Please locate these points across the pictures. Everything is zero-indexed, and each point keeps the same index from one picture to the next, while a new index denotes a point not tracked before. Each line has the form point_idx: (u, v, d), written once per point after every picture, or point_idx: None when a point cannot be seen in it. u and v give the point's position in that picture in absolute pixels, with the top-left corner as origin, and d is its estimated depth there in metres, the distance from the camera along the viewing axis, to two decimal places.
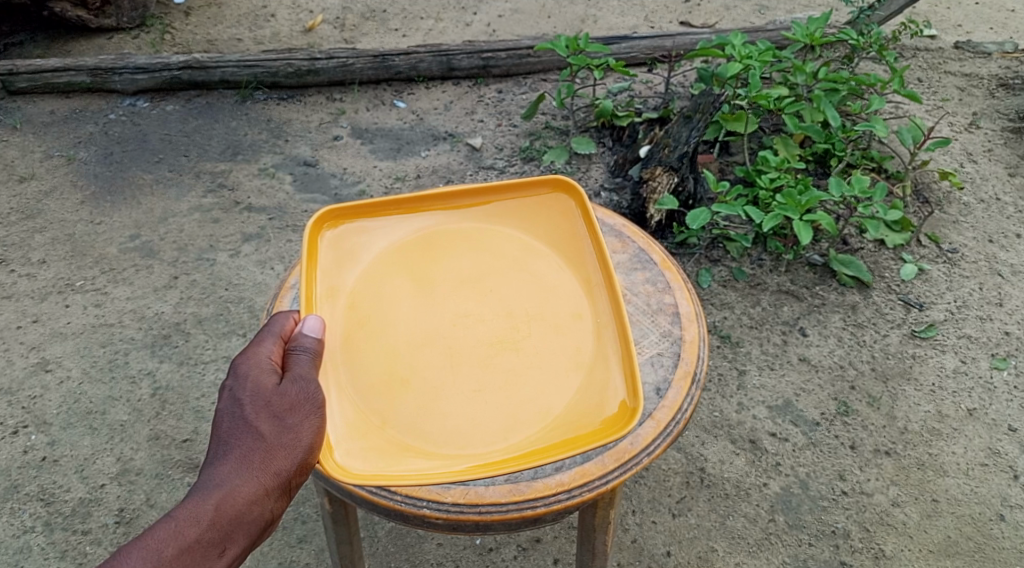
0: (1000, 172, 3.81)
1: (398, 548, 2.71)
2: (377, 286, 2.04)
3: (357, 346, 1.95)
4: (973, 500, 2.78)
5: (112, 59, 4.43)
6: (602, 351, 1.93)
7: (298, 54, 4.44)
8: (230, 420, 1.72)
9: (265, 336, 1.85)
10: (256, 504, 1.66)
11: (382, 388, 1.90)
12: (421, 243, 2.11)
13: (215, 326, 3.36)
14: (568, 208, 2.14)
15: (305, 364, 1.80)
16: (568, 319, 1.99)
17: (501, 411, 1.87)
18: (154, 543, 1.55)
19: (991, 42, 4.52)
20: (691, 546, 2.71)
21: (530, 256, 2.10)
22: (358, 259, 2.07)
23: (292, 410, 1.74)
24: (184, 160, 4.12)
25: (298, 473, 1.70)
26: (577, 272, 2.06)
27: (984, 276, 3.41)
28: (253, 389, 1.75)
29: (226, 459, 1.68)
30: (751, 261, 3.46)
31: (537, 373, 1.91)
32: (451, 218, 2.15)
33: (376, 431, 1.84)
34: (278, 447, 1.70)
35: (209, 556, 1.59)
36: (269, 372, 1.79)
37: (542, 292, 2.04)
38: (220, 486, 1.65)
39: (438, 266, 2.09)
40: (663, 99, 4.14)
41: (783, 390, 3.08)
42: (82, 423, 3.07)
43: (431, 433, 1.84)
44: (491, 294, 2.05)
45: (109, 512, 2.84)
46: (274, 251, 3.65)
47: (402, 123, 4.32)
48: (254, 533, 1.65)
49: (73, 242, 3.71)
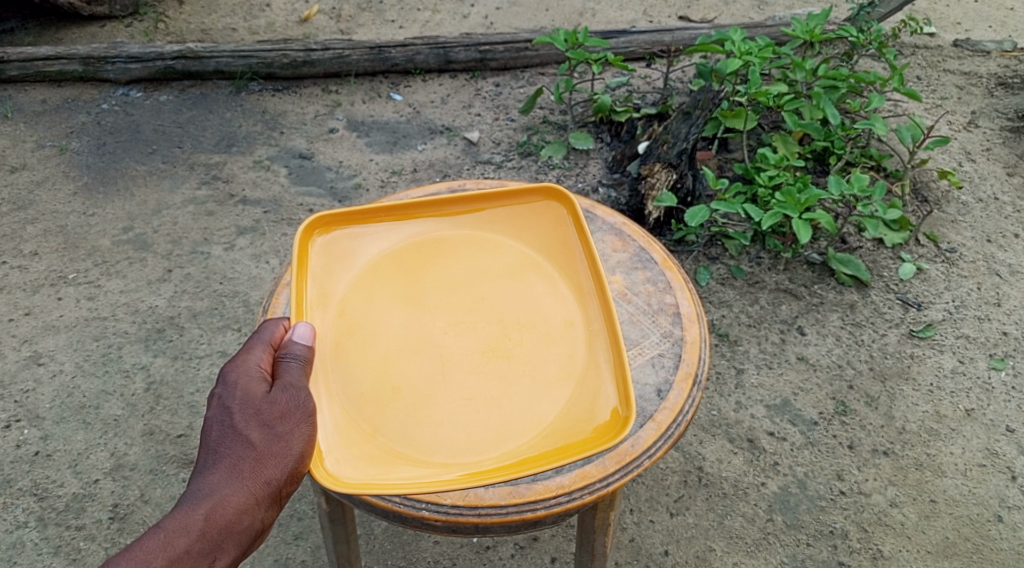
0: (998, 172, 3.81)
1: (394, 546, 2.70)
2: (368, 293, 2.02)
3: (348, 354, 1.92)
4: (970, 501, 2.78)
5: (105, 48, 4.38)
6: (594, 358, 1.91)
7: (294, 45, 4.40)
8: (219, 428, 1.71)
9: (254, 342, 1.81)
10: (246, 514, 1.65)
11: (374, 396, 1.87)
12: (412, 250, 2.10)
13: (209, 321, 3.33)
14: (561, 215, 2.12)
15: (296, 372, 1.77)
16: (561, 327, 1.97)
17: (492, 419, 1.85)
18: (142, 554, 1.54)
19: (990, 40, 4.51)
20: (689, 546, 2.70)
21: (523, 263, 2.08)
22: (350, 264, 2.05)
23: (282, 418, 1.71)
24: (179, 151, 4.08)
25: (288, 482, 1.70)
26: (569, 280, 2.04)
27: (982, 276, 3.41)
28: (243, 397, 1.73)
29: (216, 468, 1.68)
30: (750, 259, 3.45)
31: (529, 381, 1.89)
32: (444, 224, 2.14)
33: (368, 438, 1.81)
34: (269, 456, 1.69)
35: (199, 566, 1.59)
36: (258, 380, 1.76)
37: (535, 300, 2.02)
38: (209, 496, 1.64)
39: (430, 273, 2.07)
40: (662, 94, 4.12)
41: (781, 389, 3.07)
42: (74, 418, 3.04)
43: (423, 442, 1.82)
44: (483, 301, 2.02)
45: (102, 509, 2.81)
46: (270, 245, 3.62)
47: (399, 116, 4.28)
48: (245, 543, 1.65)
49: (65, 234, 3.67)
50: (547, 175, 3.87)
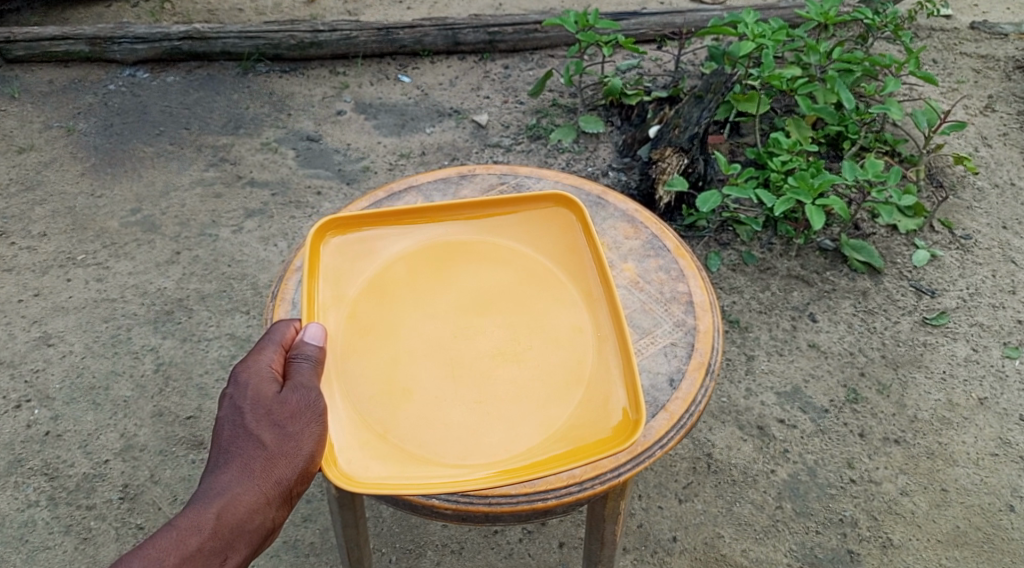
0: (1014, 157, 3.76)
1: (402, 530, 2.69)
2: (378, 296, 2.00)
3: (358, 355, 1.91)
4: (981, 490, 2.76)
5: (111, 28, 4.35)
6: (604, 363, 1.89)
7: (302, 26, 4.37)
8: (230, 427, 1.70)
9: (265, 343, 1.80)
10: (257, 514, 1.64)
11: (384, 399, 1.85)
12: (422, 254, 2.07)
13: (217, 303, 3.31)
14: (570, 221, 2.10)
15: (307, 372, 1.76)
16: (570, 332, 1.95)
17: (502, 425, 1.83)
18: (155, 552, 1.54)
19: (1008, 23, 4.45)
20: (698, 533, 2.69)
21: (533, 269, 2.06)
22: (363, 265, 2.03)
23: (293, 418, 1.70)
24: (186, 132, 4.05)
25: (300, 482, 1.68)
26: (578, 284, 2.02)
27: (997, 263, 3.37)
28: (254, 397, 1.73)
29: (227, 468, 1.67)
30: (761, 245, 3.42)
31: (539, 386, 1.87)
32: (454, 228, 2.12)
33: (377, 441, 1.80)
34: (280, 455, 1.67)
35: (211, 564, 1.58)
36: (269, 381, 1.75)
37: (544, 304, 2.00)
38: (221, 495, 1.63)
39: (440, 277, 2.04)
40: (673, 77, 4.08)
41: (792, 376, 3.05)
42: (84, 399, 3.03)
43: (434, 445, 1.80)
44: (493, 306, 2.00)
45: (113, 490, 2.82)
46: (277, 227, 3.60)
47: (408, 98, 4.25)
48: (256, 542, 1.64)
49: (73, 215, 3.65)
50: (557, 159, 3.84)
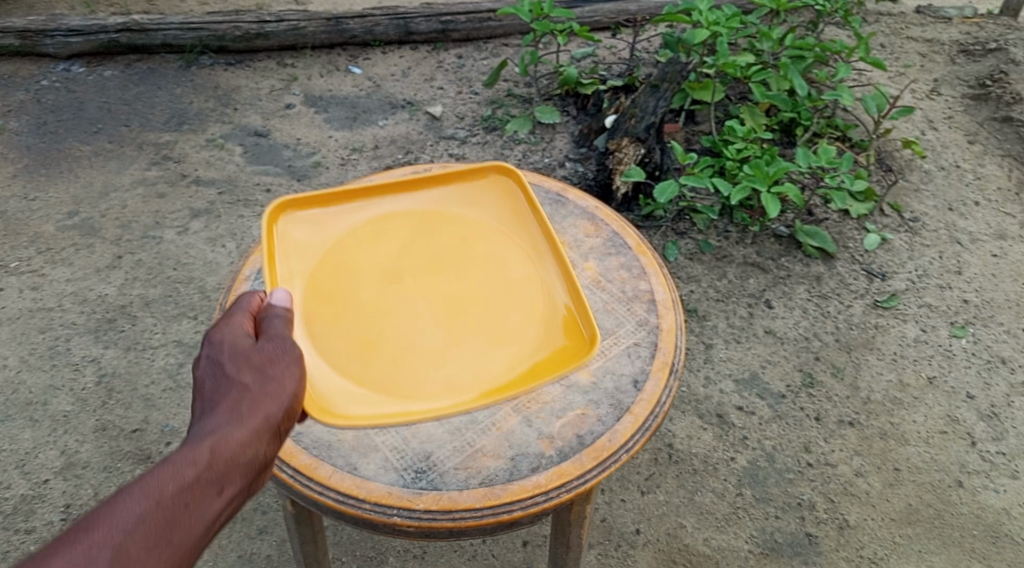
0: (959, 139, 3.85)
1: (362, 536, 2.70)
2: (330, 270, 1.97)
3: (317, 323, 1.87)
4: (932, 468, 2.84)
5: (43, 20, 4.23)
6: (558, 305, 1.92)
7: (246, 16, 4.30)
8: (209, 380, 1.53)
9: (234, 309, 1.66)
10: (249, 448, 1.45)
11: (348, 359, 1.83)
12: (367, 228, 2.05)
13: (163, 309, 3.27)
14: (508, 187, 2.12)
15: (282, 324, 1.63)
16: (522, 282, 1.97)
17: (467, 370, 1.83)
18: (148, 486, 1.34)
19: (952, 7, 4.55)
20: (661, 524, 2.72)
21: (478, 234, 2.06)
22: (310, 243, 1.99)
23: (272, 362, 1.55)
24: (125, 129, 3.97)
25: (288, 419, 1.52)
26: (523, 241, 2.04)
27: (944, 245, 3.46)
28: (230, 348, 1.57)
29: (212, 411, 1.48)
30: (717, 233, 3.49)
31: (498, 333, 1.89)
32: (396, 204, 2.10)
33: (347, 396, 1.77)
34: (264, 394, 1.51)
35: (206, 499, 1.38)
36: (243, 334, 1.61)
37: (493, 262, 2.01)
38: (209, 434, 1.44)
39: (388, 247, 2.03)
40: (628, 65, 4.10)
41: (750, 363, 3.11)
42: (21, 415, 2.97)
43: (403, 394, 1.79)
44: (444, 267, 2.00)
45: (54, 510, 2.74)
46: (225, 228, 3.56)
47: (359, 90, 4.20)
48: (252, 478, 1.44)
49: (4, 220, 3.56)
50: (513, 150, 3.83)
